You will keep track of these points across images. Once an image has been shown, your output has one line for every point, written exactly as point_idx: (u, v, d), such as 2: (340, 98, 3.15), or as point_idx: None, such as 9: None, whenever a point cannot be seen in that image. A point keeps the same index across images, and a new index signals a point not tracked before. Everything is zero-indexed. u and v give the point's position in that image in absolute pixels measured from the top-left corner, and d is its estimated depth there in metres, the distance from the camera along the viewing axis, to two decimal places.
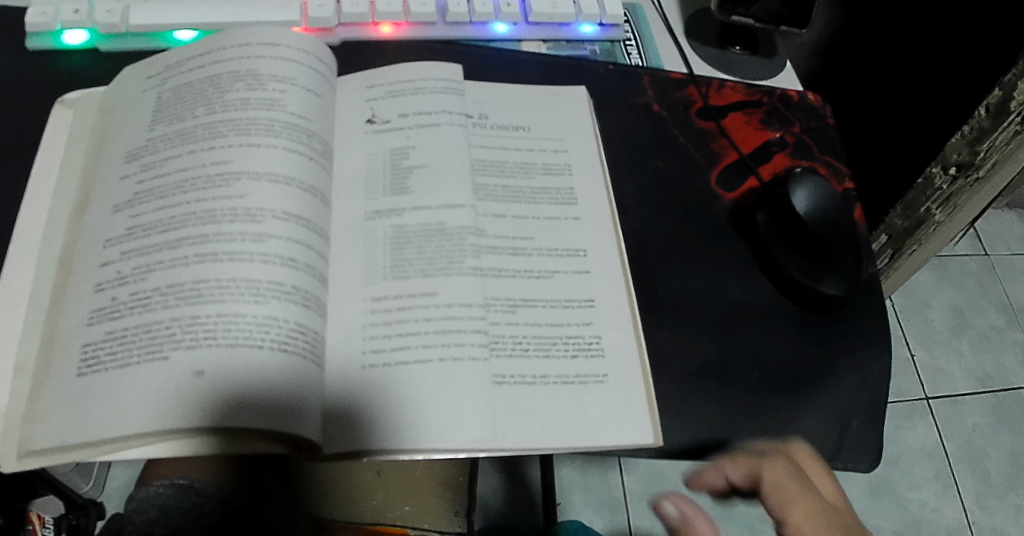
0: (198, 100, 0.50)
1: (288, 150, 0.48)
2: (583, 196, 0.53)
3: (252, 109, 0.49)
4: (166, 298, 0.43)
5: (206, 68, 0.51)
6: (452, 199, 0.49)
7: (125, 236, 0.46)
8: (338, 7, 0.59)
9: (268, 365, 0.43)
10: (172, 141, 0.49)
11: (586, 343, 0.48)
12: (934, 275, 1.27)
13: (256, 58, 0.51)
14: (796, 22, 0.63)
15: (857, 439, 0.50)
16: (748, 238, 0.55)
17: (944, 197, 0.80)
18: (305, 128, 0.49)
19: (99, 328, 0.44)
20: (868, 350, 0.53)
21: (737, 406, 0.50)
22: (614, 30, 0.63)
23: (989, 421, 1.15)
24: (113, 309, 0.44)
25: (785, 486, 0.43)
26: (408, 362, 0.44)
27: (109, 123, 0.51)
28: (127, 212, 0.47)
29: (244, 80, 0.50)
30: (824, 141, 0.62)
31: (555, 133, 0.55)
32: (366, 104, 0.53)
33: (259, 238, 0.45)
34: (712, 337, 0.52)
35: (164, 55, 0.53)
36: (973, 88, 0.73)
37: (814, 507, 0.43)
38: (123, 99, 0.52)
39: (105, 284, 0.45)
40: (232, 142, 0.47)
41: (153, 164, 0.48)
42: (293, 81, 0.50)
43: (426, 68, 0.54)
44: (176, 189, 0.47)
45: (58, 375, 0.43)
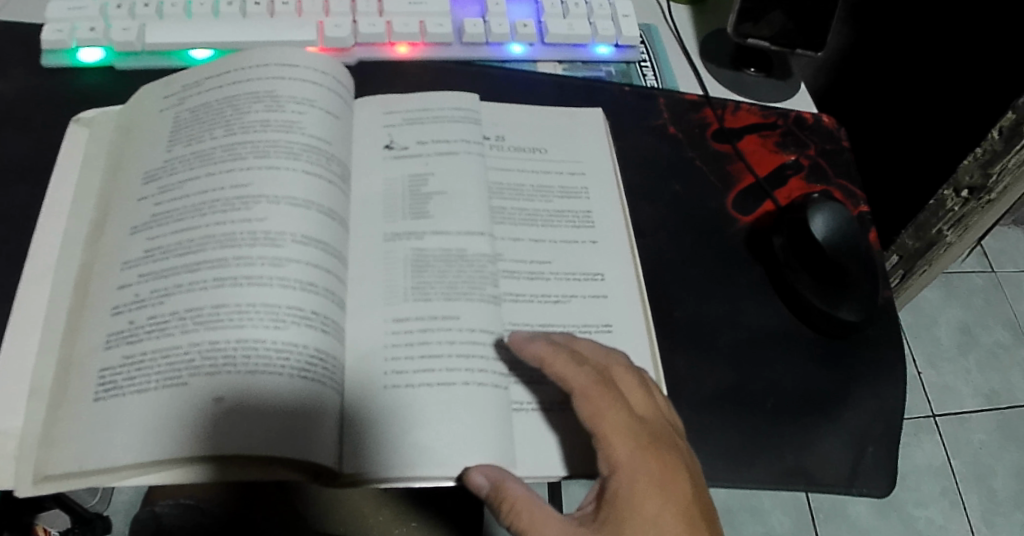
0: (216, 121, 0.50)
1: (308, 174, 0.48)
2: (600, 219, 0.53)
3: (272, 131, 0.48)
4: (185, 323, 0.43)
5: (224, 88, 0.51)
6: (469, 224, 0.49)
7: (142, 259, 0.46)
8: (355, 26, 0.59)
9: (288, 392, 0.42)
10: (191, 163, 0.48)
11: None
12: (941, 292, 1.26)
13: (276, 78, 0.50)
14: (812, 44, 0.62)
15: (873, 464, 0.50)
16: (765, 262, 0.55)
17: (955, 219, 0.79)
18: (324, 150, 0.49)
19: (117, 352, 0.44)
20: (884, 375, 0.53)
21: (754, 432, 0.49)
22: (630, 51, 0.63)
23: (996, 438, 1.15)
24: (131, 333, 0.44)
25: (589, 394, 0.43)
26: (428, 386, 0.44)
27: (126, 143, 0.51)
28: (145, 235, 0.47)
29: (263, 102, 0.50)
30: (839, 164, 0.62)
31: (572, 156, 0.55)
32: (384, 130, 0.53)
33: (280, 263, 0.45)
34: (729, 362, 0.51)
35: (180, 74, 0.53)
36: (985, 110, 0.72)
37: (616, 421, 0.43)
38: (139, 119, 0.52)
39: (122, 308, 0.45)
40: (251, 165, 0.47)
41: (171, 186, 0.48)
42: (311, 103, 0.50)
43: (444, 98, 0.54)
44: (195, 212, 0.46)
45: (74, 400, 0.43)
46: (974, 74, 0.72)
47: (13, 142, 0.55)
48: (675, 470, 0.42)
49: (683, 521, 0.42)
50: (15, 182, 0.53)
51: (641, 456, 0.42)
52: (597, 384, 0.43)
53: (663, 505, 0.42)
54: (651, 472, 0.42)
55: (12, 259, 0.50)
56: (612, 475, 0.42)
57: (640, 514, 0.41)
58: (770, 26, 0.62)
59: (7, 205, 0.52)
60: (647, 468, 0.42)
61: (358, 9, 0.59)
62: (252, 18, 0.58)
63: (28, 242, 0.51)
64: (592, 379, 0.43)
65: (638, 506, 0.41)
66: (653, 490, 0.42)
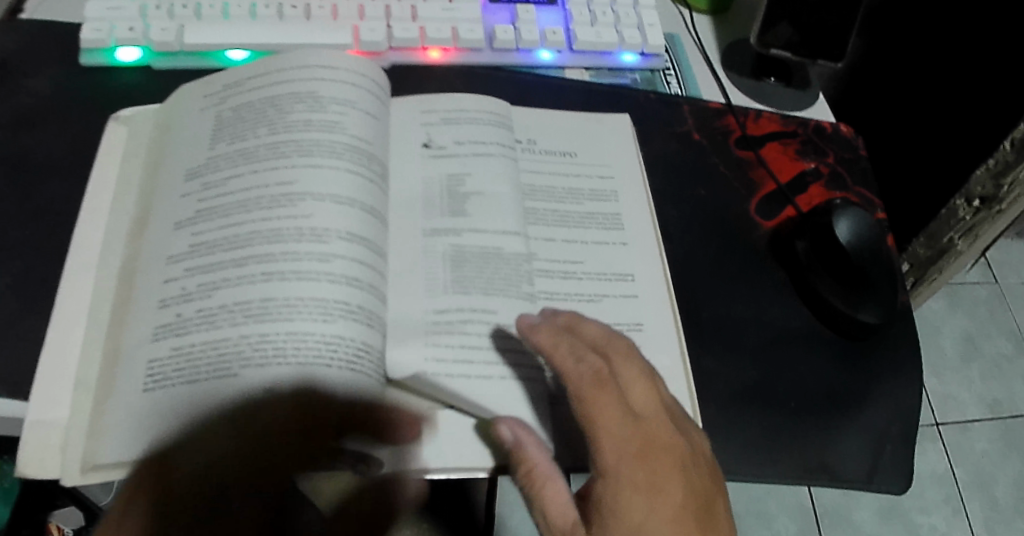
0: (259, 120, 0.51)
1: (351, 172, 0.49)
2: (629, 221, 0.54)
3: (315, 131, 0.50)
4: (233, 315, 0.44)
5: (266, 88, 0.52)
6: (503, 223, 0.50)
7: (188, 253, 0.47)
8: (389, 31, 0.60)
9: (335, 384, 0.44)
10: (235, 161, 0.50)
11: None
12: (945, 302, 1.28)
13: (317, 80, 0.52)
14: (832, 55, 0.64)
15: (892, 463, 0.51)
16: (787, 266, 0.57)
17: (967, 228, 0.82)
18: (364, 150, 0.50)
19: (165, 344, 0.45)
20: (902, 376, 0.54)
21: (777, 429, 0.51)
22: (655, 59, 0.64)
23: (999, 447, 1.17)
24: (179, 326, 0.45)
25: (584, 392, 0.43)
26: (467, 375, 0.45)
27: (167, 140, 0.52)
28: (190, 230, 0.48)
29: (305, 102, 0.51)
30: (857, 171, 0.63)
31: (601, 159, 0.57)
32: (423, 127, 0.54)
33: (325, 258, 0.46)
34: (753, 361, 0.53)
35: (221, 74, 0.54)
36: (998, 122, 0.74)
37: (611, 422, 0.42)
38: (180, 117, 0.53)
39: (169, 301, 0.46)
40: (296, 163, 0.49)
41: (215, 183, 0.49)
42: (352, 104, 0.52)
43: (478, 102, 0.55)
44: (240, 208, 0.48)
45: (122, 390, 0.44)
46: (986, 86, 0.74)
47: (53, 137, 0.56)
48: (666, 475, 0.42)
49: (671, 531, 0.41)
50: (55, 177, 0.54)
51: (632, 460, 0.42)
52: (594, 382, 0.43)
53: (650, 514, 0.41)
54: (640, 478, 0.42)
55: (53, 251, 0.51)
56: (600, 480, 0.42)
57: (625, 522, 0.41)
58: (777, 38, 0.64)
59: (47, 198, 0.53)
60: (636, 473, 0.42)
61: (391, 15, 0.60)
62: (288, 21, 0.60)
63: (69, 234, 0.52)
64: (588, 376, 0.43)
65: (625, 514, 0.41)
66: (641, 494, 0.41)
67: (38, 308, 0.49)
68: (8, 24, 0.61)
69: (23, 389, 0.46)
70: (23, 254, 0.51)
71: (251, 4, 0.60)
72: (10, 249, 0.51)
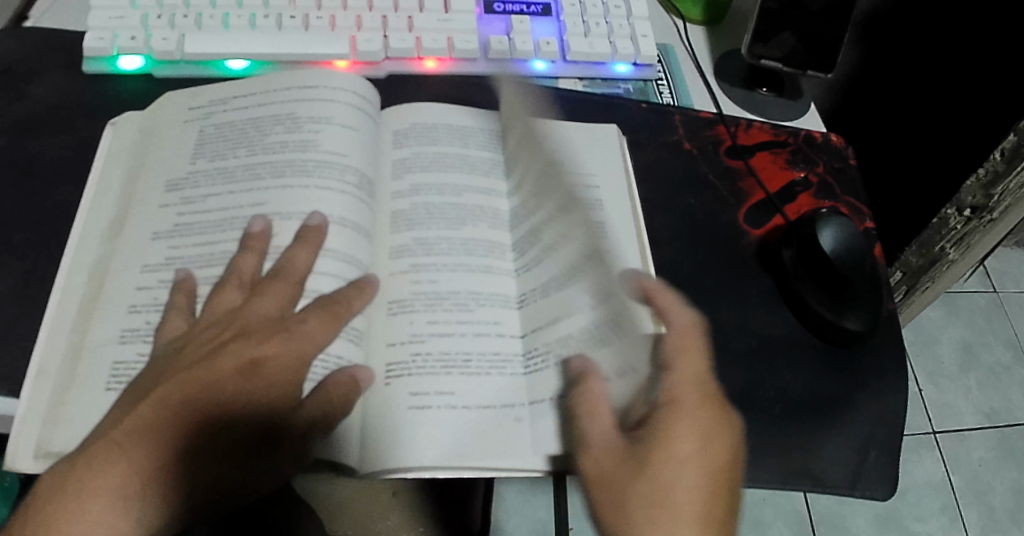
0: (240, 141, 0.53)
1: (324, 189, 0.52)
2: (613, 230, 0.55)
3: (290, 151, 0.53)
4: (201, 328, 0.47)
5: (248, 109, 0.55)
6: (484, 234, 0.53)
7: (163, 265, 0.49)
8: (386, 41, 0.61)
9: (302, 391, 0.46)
10: (213, 178, 0.52)
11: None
12: (943, 312, 1.29)
13: (297, 101, 0.55)
14: (823, 66, 0.65)
15: (874, 468, 0.52)
16: (773, 273, 0.57)
17: (958, 237, 0.81)
18: (339, 164, 0.53)
19: (132, 348, 0.47)
20: (886, 383, 0.55)
21: (762, 435, 0.51)
22: (648, 69, 0.65)
23: (995, 456, 1.17)
24: (147, 333, 0.47)
25: (681, 340, 0.45)
26: (448, 371, 0.48)
27: (150, 147, 0.54)
28: (166, 242, 0.50)
29: (283, 123, 0.54)
30: (846, 181, 0.64)
31: (583, 166, 0.58)
32: (395, 135, 0.56)
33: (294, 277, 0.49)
34: (738, 368, 0.54)
35: (207, 89, 0.57)
36: (988, 132, 0.75)
37: (693, 367, 0.45)
38: (165, 128, 0.55)
39: (140, 308, 0.48)
40: (270, 185, 0.52)
41: (193, 199, 0.52)
42: (329, 121, 0.54)
43: (461, 113, 0.58)
44: (216, 227, 0.51)
45: (87, 387, 0.46)
46: (977, 95, 0.75)
47: (55, 143, 0.57)
48: (718, 430, 0.43)
49: (703, 477, 0.41)
50: (56, 181, 0.55)
51: (699, 401, 0.43)
52: (686, 330, 0.46)
53: (697, 452, 0.42)
54: (702, 418, 0.43)
55: (54, 254, 0.52)
56: (665, 406, 0.43)
57: (675, 450, 0.41)
58: (780, 46, 0.65)
59: (49, 202, 0.54)
60: (701, 413, 0.43)
61: (388, 25, 0.62)
62: (286, 31, 0.61)
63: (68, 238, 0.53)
64: (682, 325, 0.46)
65: (672, 441, 0.41)
66: (673, 466, 0.41)
67: (36, 309, 0.50)
68: (14, 33, 0.62)
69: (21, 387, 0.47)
70: (25, 256, 0.52)
71: (250, 14, 0.61)
72: (12, 252, 0.52)
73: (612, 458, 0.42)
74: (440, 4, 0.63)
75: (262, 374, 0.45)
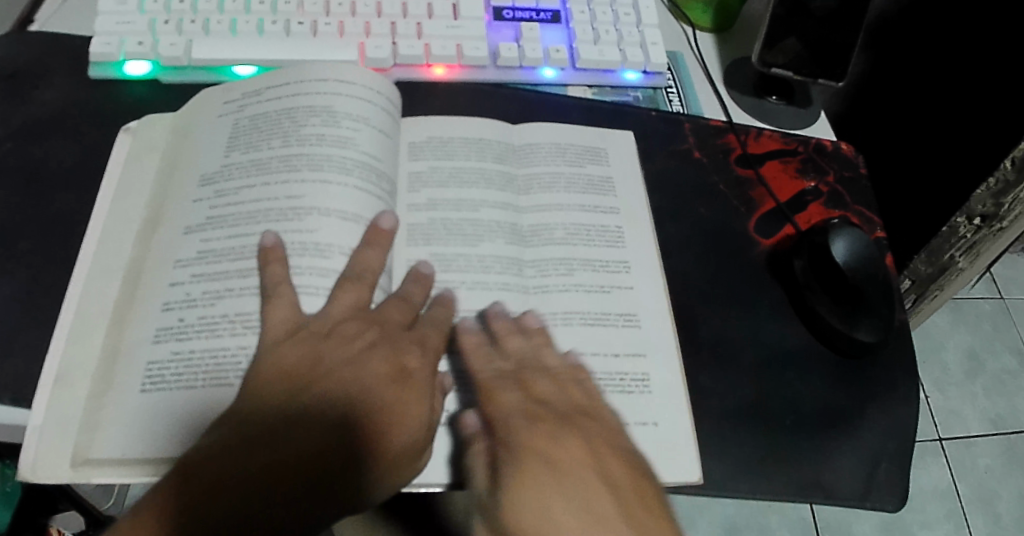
0: (274, 132, 0.52)
1: (358, 188, 0.51)
2: (631, 241, 0.55)
3: (327, 146, 0.51)
4: (235, 326, 0.46)
5: (283, 99, 0.53)
6: (501, 251, 0.52)
7: (195, 259, 0.48)
8: (394, 48, 0.61)
9: None
10: (248, 171, 0.51)
11: (635, 383, 0.50)
12: (949, 317, 1.28)
13: (332, 94, 0.53)
14: (833, 75, 0.65)
15: (886, 480, 0.51)
16: (785, 283, 0.57)
17: (967, 245, 0.82)
18: (373, 167, 0.52)
19: (166, 347, 0.46)
20: (898, 394, 0.54)
21: (773, 447, 0.51)
22: (656, 78, 0.65)
23: (1002, 463, 1.16)
24: (181, 330, 0.46)
25: (478, 369, 0.48)
26: (467, 389, 0.48)
27: (184, 143, 0.54)
28: (198, 236, 0.49)
29: (320, 116, 0.52)
30: (856, 191, 0.63)
31: (601, 190, 0.57)
32: (406, 144, 0.56)
33: (326, 274, 0.48)
34: (749, 379, 0.53)
35: (240, 82, 0.55)
36: (996, 140, 0.75)
37: (514, 399, 0.46)
38: (197, 123, 0.54)
39: (173, 305, 0.47)
40: (306, 178, 0.50)
41: (227, 192, 0.50)
42: (365, 121, 0.53)
43: (469, 124, 0.57)
44: (250, 219, 0.49)
45: (123, 389, 0.45)
46: (984, 103, 0.75)
47: (62, 148, 0.56)
48: (530, 461, 0.41)
49: (580, 515, 0.39)
50: (62, 187, 0.55)
51: (567, 439, 0.43)
52: (510, 368, 0.47)
53: (555, 488, 0.40)
54: (537, 440, 0.43)
55: (60, 261, 0.51)
56: (498, 437, 0.43)
57: (522, 482, 0.40)
58: (785, 51, 0.64)
59: (54, 208, 0.54)
60: (533, 436, 0.43)
61: (397, 31, 0.61)
62: (295, 37, 0.60)
63: (73, 244, 0.52)
64: (492, 366, 0.48)
65: (523, 478, 0.40)
66: (531, 494, 0.40)
67: (42, 318, 0.49)
68: (19, 38, 0.62)
69: (29, 397, 0.47)
70: (30, 264, 0.51)
71: (259, 20, 0.61)
72: (18, 259, 0.51)
73: (483, 482, 0.42)
74: (450, 11, 0.63)
75: (411, 387, 0.45)
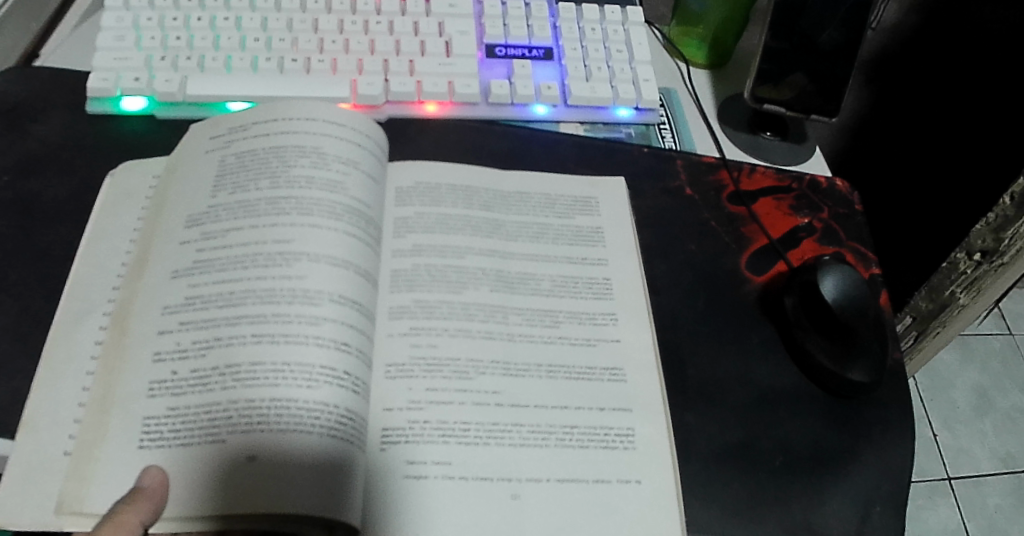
0: (262, 172, 0.51)
1: (347, 234, 0.50)
2: (620, 291, 0.55)
3: (316, 190, 0.51)
4: (224, 378, 0.44)
5: (271, 137, 0.53)
6: (486, 298, 0.52)
7: (183, 305, 0.47)
8: (387, 85, 0.62)
9: (307, 452, 0.43)
10: (235, 212, 0.50)
11: (619, 438, 0.49)
12: (957, 354, 1.27)
13: (322, 136, 0.53)
14: (827, 110, 0.64)
15: (879, 523, 0.50)
16: (777, 322, 0.56)
17: (969, 281, 0.80)
18: (364, 214, 0.51)
19: (160, 401, 0.45)
20: (891, 436, 0.53)
21: (763, 489, 0.49)
22: (649, 114, 0.65)
23: (1013, 503, 1.14)
24: (173, 383, 0.45)
25: None
26: (446, 440, 0.47)
27: (171, 184, 0.53)
28: (186, 280, 0.48)
29: (309, 157, 0.52)
30: (851, 226, 0.63)
31: (591, 240, 0.57)
32: (393, 187, 0.56)
33: (316, 321, 0.46)
34: (738, 420, 0.52)
35: (227, 119, 0.55)
36: (996, 175, 0.74)
37: None
38: (186, 161, 0.54)
39: (164, 355, 0.46)
40: (294, 221, 0.49)
41: (214, 233, 0.49)
42: (356, 165, 0.53)
43: (464, 172, 0.58)
44: (237, 264, 0.48)
45: (118, 443, 0.44)
46: (983, 138, 0.75)
47: (56, 182, 0.57)
48: None
49: None
50: (54, 220, 0.55)
51: None
52: None
53: None
54: None
55: (49, 294, 0.51)
56: None
57: None
58: (783, 85, 0.64)
59: (47, 242, 0.54)
60: None
61: (389, 69, 0.62)
62: (288, 74, 0.61)
63: (62, 279, 0.52)
64: None
65: None
66: None
67: (31, 349, 0.49)
68: (19, 72, 0.62)
69: (13, 429, 0.46)
70: (21, 296, 0.51)
71: (253, 57, 0.61)
72: (9, 291, 0.51)
73: None
74: (442, 48, 0.63)
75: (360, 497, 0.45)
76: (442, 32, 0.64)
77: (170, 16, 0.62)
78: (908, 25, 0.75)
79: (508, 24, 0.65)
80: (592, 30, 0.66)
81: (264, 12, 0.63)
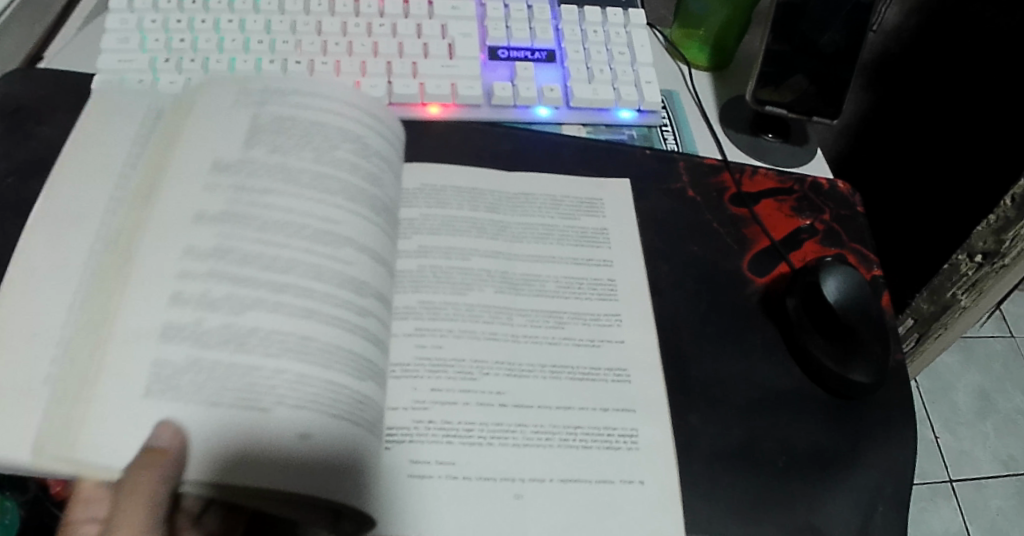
0: (306, 144, 0.51)
1: (382, 231, 0.51)
2: (624, 292, 0.55)
3: (357, 179, 0.51)
4: (264, 341, 0.43)
5: (316, 112, 0.53)
6: (490, 299, 0.52)
7: (210, 253, 0.45)
8: (390, 87, 0.62)
9: (352, 434, 0.44)
10: (273, 175, 0.49)
11: (623, 439, 0.49)
12: (959, 356, 1.27)
13: (367, 128, 0.54)
14: (829, 112, 0.64)
15: (882, 524, 0.50)
16: (779, 323, 0.56)
17: (970, 283, 0.80)
18: (392, 214, 0.53)
19: (176, 347, 0.42)
20: (893, 437, 0.53)
21: (766, 489, 0.50)
22: (651, 116, 0.65)
23: (1014, 505, 1.14)
24: (191, 330, 0.43)
25: None
26: (450, 440, 0.47)
27: (185, 123, 0.51)
28: (214, 228, 0.46)
29: (353, 144, 0.52)
30: (853, 228, 0.63)
31: (596, 242, 0.57)
32: None
33: (363, 311, 0.47)
34: (741, 421, 0.52)
35: (260, 79, 0.54)
36: (997, 177, 0.74)
37: None
38: (205, 104, 0.52)
39: (184, 297, 0.44)
40: (340, 205, 0.49)
41: (250, 191, 0.48)
42: (389, 166, 0.54)
43: (469, 175, 0.58)
44: (280, 229, 0.47)
45: (115, 380, 0.41)
46: (984, 141, 0.75)
47: None
48: None
49: None
50: None
51: None
52: None
53: None
54: None
55: None
56: None
57: None
58: (786, 88, 0.64)
59: None
60: None
61: (393, 71, 0.62)
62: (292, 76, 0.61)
63: None
64: None
65: None
66: None
67: None
68: (23, 74, 0.63)
69: None
70: None
71: (257, 59, 0.61)
72: None
73: None
74: (445, 51, 0.64)
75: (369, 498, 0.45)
76: (445, 34, 0.65)
77: (175, 18, 0.62)
78: (909, 26, 0.76)
79: (511, 26, 0.66)
80: (595, 33, 0.66)
81: (268, 14, 0.63)
